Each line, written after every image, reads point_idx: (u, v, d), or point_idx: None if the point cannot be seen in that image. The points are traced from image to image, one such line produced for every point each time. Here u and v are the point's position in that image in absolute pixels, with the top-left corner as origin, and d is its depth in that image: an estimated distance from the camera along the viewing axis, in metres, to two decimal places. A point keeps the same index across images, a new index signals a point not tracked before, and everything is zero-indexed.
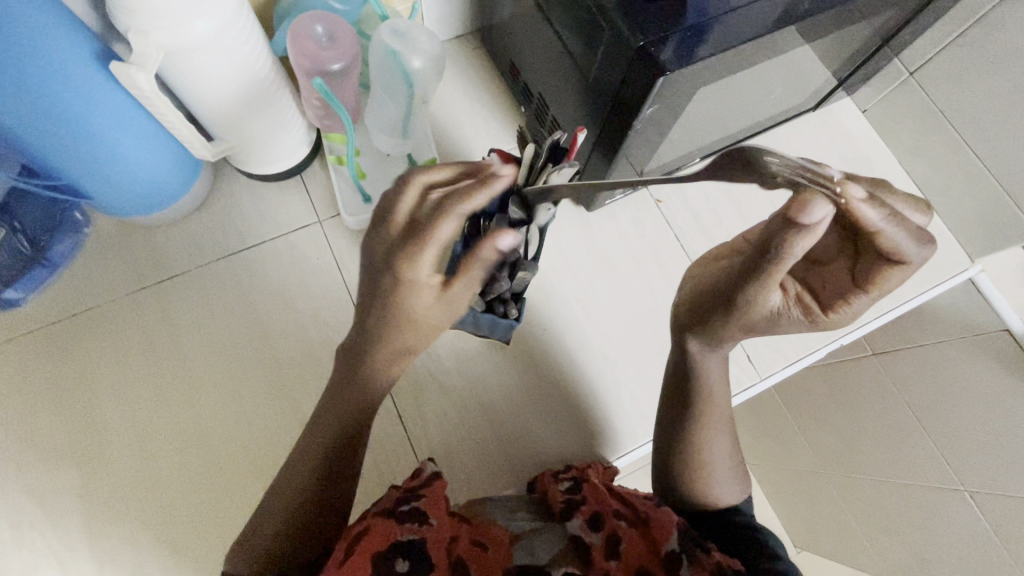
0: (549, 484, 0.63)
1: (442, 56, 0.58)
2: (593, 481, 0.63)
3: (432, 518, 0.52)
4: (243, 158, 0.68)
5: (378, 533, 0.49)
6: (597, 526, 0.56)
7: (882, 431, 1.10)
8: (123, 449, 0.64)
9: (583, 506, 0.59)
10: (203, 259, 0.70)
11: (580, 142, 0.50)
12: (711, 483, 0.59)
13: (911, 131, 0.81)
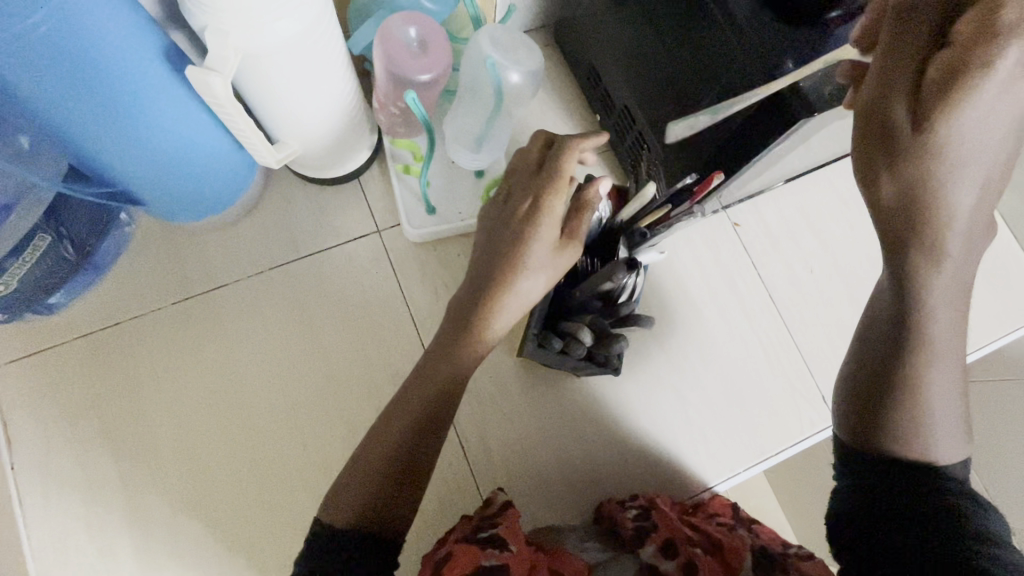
0: (615, 511, 0.60)
1: (540, 70, 0.52)
2: (661, 508, 0.60)
3: (511, 544, 0.49)
4: (304, 161, 0.63)
5: (463, 559, 0.47)
6: (670, 552, 0.54)
7: None
8: (170, 469, 0.60)
9: (655, 532, 0.56)
10: (256, 266, 0.65)
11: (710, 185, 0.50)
12: (929, 434, 0.44)
13: None
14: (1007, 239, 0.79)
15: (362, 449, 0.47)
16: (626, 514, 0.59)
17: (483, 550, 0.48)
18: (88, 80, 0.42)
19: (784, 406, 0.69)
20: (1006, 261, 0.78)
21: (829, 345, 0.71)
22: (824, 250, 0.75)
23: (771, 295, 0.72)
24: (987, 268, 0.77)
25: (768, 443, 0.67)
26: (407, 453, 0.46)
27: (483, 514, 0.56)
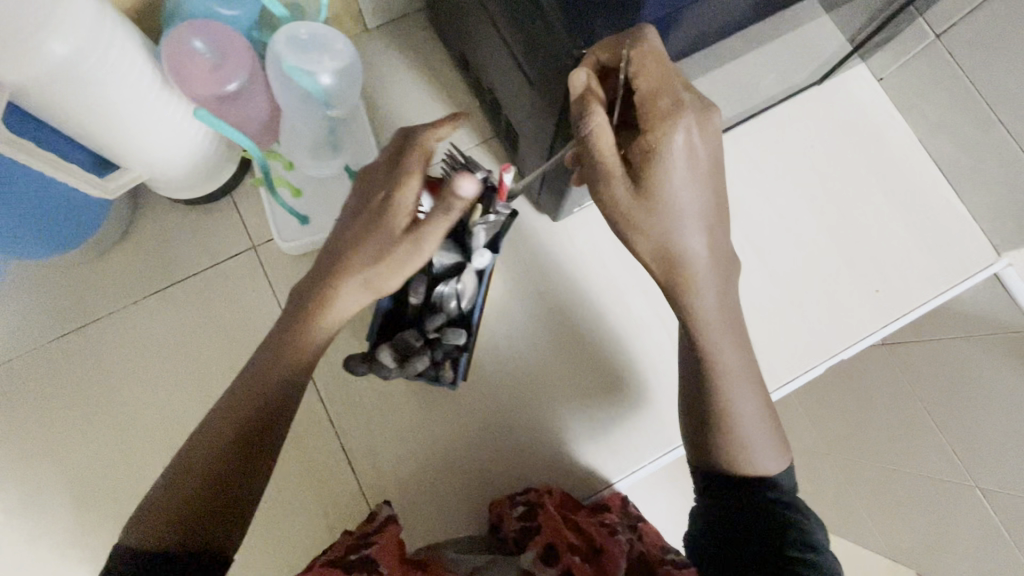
0: (503, 511, 0.59)
1: (355, 62, 0.48)
2: (548, 503, 0.59)
3: (382, 564, 0.48)
4: (161, 185, 0.61)
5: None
6: (551, 560, 0.53)
7: (892, 420, 1.03)
8: (49, 512, 0.58)
9: (540, 535, 0.56)
10: (129, 295, 0.64)
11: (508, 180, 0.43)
12: (749, 453, 0.49)
13: (933, 104, 0.70)
14: (938, 189, 0.73)
15: (181, 454, 0.43)
16: (512, 514, 0.59)
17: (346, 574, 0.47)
18: None
19: None
20: (936, 213, 0.72)
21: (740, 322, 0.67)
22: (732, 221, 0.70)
23: None
24: (914, 222, 0.72)
25: (673, 431, 0.65)
26: (230, 456, 0.42)
27: (364, 532, 0.55)
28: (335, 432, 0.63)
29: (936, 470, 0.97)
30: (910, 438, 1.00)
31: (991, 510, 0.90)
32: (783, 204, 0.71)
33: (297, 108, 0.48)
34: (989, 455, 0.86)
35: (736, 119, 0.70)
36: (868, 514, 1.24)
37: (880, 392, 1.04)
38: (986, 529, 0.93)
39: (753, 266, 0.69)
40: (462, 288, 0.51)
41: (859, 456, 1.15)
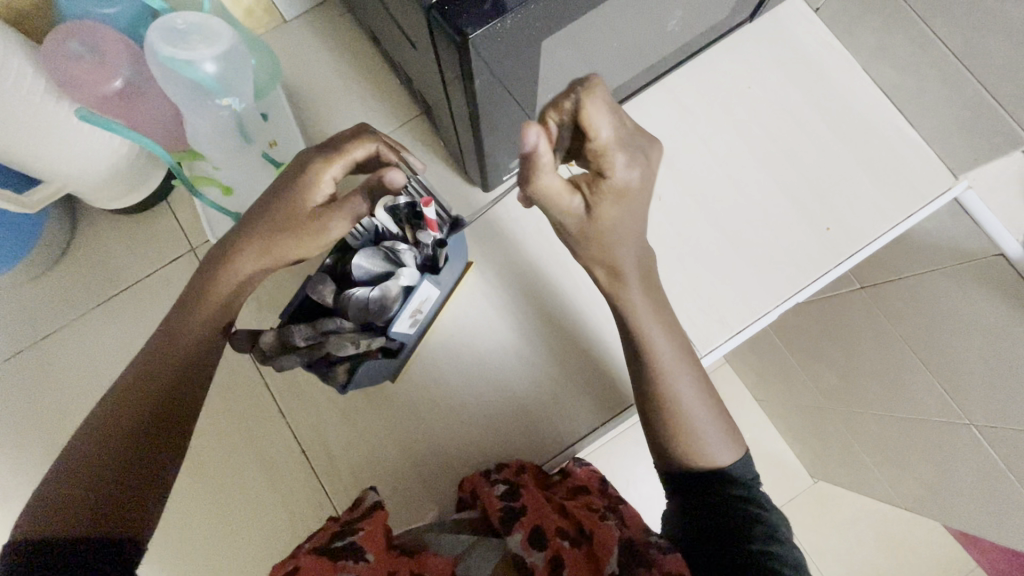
0: (480, 488, 0.57)
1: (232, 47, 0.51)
2: (529, 485, 0.57)
3: (368, 554, 0.48)
4: (96, 199, 0.62)
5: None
6: (539, 542, 0.52)
7: (882, 367, 1.00)
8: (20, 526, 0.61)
9: (525, 516, 0.54)
10: (76, 310, 0.65)
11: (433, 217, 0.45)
12: (700, 441, 0.53)
13: (870, 29, 0.66)
14: (888, 118, 0.70)
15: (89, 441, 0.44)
16: (494, 494, 0.56)
17: (336, 565, 0.46)
18: None
19: None
20: (888, 143, 0.69)
21: (688, 277, 0.65)
22: (670, 174, 0.68)
23: None
24: (864, 154, 0.69)
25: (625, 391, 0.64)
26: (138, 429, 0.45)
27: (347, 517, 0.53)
28: (286, 425, 0.63)
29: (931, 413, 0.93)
30: (901, 381, 0.97)
31: (990, 449, 0.86)
32: (721, 151, 0.68)
33: (193, 100, 0.53)
34: (979, 392, 0.83)
35: (664, 69, 0.68)
36: (875, 466, 1.20)
37: (866, 338, 1.00)
38: (987, 468, 0.89)
39: (696, 217, 0.67)
40: (385, 295, 0.46)
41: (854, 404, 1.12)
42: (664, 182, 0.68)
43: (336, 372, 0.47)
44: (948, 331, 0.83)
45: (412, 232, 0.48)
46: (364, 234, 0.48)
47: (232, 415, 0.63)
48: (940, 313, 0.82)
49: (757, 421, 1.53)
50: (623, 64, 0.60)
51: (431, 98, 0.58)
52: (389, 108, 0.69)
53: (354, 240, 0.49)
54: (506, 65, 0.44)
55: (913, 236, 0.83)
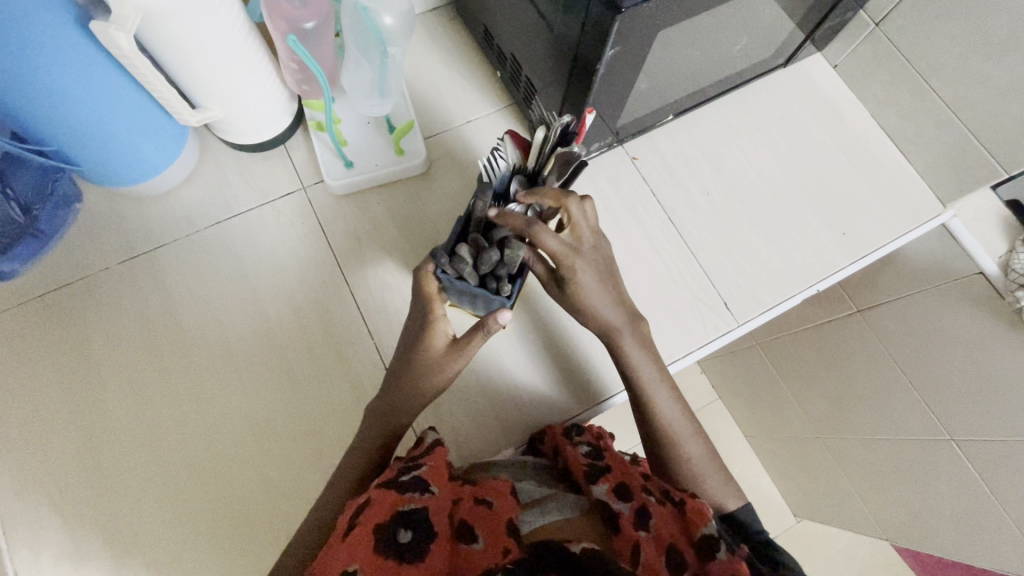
0: (565, 446, 0.65)
1: (409, 13, 0.66)
2: (613, 451, 0.64)
3: (433, 486, 0.53)
4: (225, 127, 0.71)
5: (383, 505, 0.49)
6: (623, 495, 0.56)
7: (870, 388, 1.10)
8: (122, 407, 0.67)
9: (610, 473, 0.59)
10: (193, 228, 0.73)
11: (588, 125, 0.53)
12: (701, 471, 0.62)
13: (879, 82, 0.83)
14: (891, 154, 0.85)
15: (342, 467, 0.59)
16: (579, 453, 0.63)
17: (404, 494, 0.51)
18: (29, 60, 0.51)
19: (688, 315, 0.75)
20: (891, 173, 0.84)
21: (728, 259, 0.78)
22: (718, 176, 0.81)
23: (670, 219, 0.79)
24: (873, 180, 0.84)
25: (671, 348, 0.73)
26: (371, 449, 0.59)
27: (412, 453, 0.59)
28: (372, 346, 0.71)
29: (913, 431, 1.03)
30: (884, 401, 1.08)
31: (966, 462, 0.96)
32: (760, 165, 0.83)
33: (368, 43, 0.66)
34: (956, 404, 0.94)
35: (718, 92, 0.82)
36: (856, 494, 1.27)
37: (855, 361, 1.12)
38: (961, 482, 0.98)
39: (737, 212, 0.80)
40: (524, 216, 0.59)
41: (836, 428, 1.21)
42: (713, 183, 0.81)
43: (467, 266, 0.54)
44: (932, 348, 0.95)
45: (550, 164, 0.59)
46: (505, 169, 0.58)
47: (324, 333, 0.71)
48: (926, 330, 0.95)
49: (742, 454, 1.60)
50: (694, 79, 0.74)
51: (541, 83, 0.71)
52: (488, 97, 0.82)
53: (493, 174, 0.57)
54: (634, 49, 0.57)
55: (902, 264, 0.98)
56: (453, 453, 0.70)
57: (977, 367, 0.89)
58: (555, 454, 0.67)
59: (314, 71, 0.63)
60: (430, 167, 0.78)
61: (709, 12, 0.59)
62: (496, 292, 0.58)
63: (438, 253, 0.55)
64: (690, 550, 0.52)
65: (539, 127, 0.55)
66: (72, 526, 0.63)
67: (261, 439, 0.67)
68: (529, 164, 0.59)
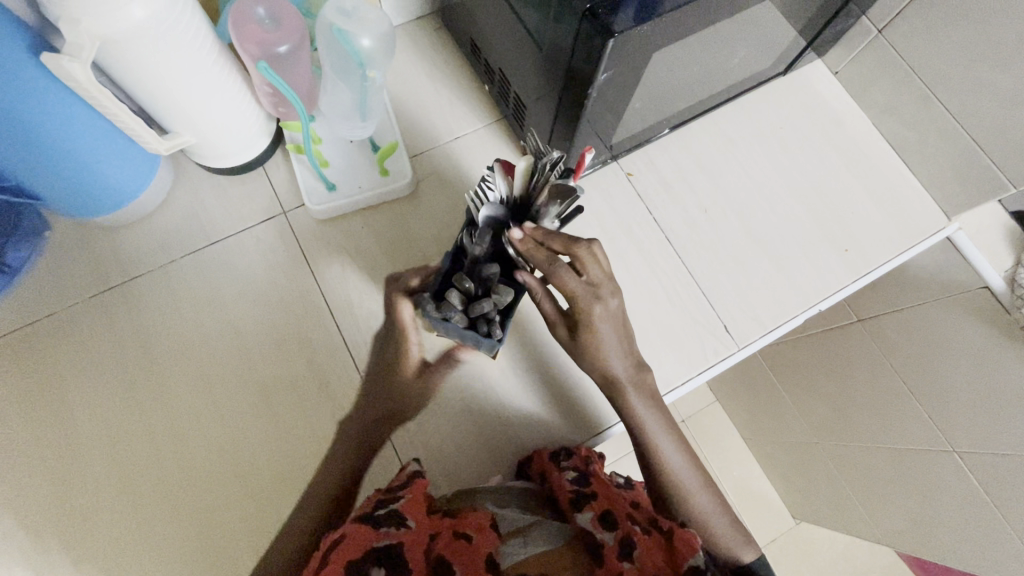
0: (552, 471, 0.62)
1: (389, 33, 0.62)
2: (599, 476, 0.62)
3: (410, 520, 0.49)
4: (199, 151, 0.67)
5: (354, 542, 0.45)
6: (609, 525, 0.53)
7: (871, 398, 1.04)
8: (94, 449, 0.63)
9: (595, 501, 0.57)
10: (168, 258, 0.70)
11: (586, 163, 0.53)
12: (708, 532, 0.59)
13: (881, 91, 0.80)
14: (893, 164, 0.83)
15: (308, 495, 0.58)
16: (564, 477, 0.60)
17: (378, 529, 0.47)
18: None
19: (687, 338, 0.72)
20: (894, 184, 0.82)
21: (727, 279, 0.75)
22: (716, 191, 0.79)
23: (667, 238, 0.76)
24: (875, 192, 0.81)
25: (670, 374, 0.71)
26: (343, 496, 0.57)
27: (392, 486, 0.56)
28: (359, 378, 0.69)
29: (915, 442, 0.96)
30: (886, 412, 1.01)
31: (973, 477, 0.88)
32: (759, 178, 0.80)
33: (346, 66, 0.63)
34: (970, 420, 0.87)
35: (715, 103, 0.79)
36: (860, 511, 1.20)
37: (857, 371, 1.05)
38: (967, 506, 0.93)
39: (736, 230, 0.77)
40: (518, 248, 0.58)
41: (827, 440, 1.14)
42: (710, 199, 0.78)
43: (454, 311, 0.56)
44: (941, 358, 0.88)
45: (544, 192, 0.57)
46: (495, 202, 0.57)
47: (308, 366, 0.68)
48: (936, 341, 0.88)
49: None
50: (692, 92, 0.71)
51: (531, 101, 0.68)
52: (476, 112, 0.78)
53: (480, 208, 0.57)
54: (628, 71, 0.54)
55: (905, 274, 0.95)
56: (445, 488, 0.67)
57: (988, 381, 0.82)
58: (542, 479, 0.64)
59: (290, 98, 0.60)
60: (416, 187, 0.74)
61: (706, 29, 0.56)
62: (488, 335, 0.57)
63: (426, 300, 0.57)
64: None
65: (524, 156, 0.54)
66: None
67: (242, 480, 0.64)
68: (518, 193, 0.57)
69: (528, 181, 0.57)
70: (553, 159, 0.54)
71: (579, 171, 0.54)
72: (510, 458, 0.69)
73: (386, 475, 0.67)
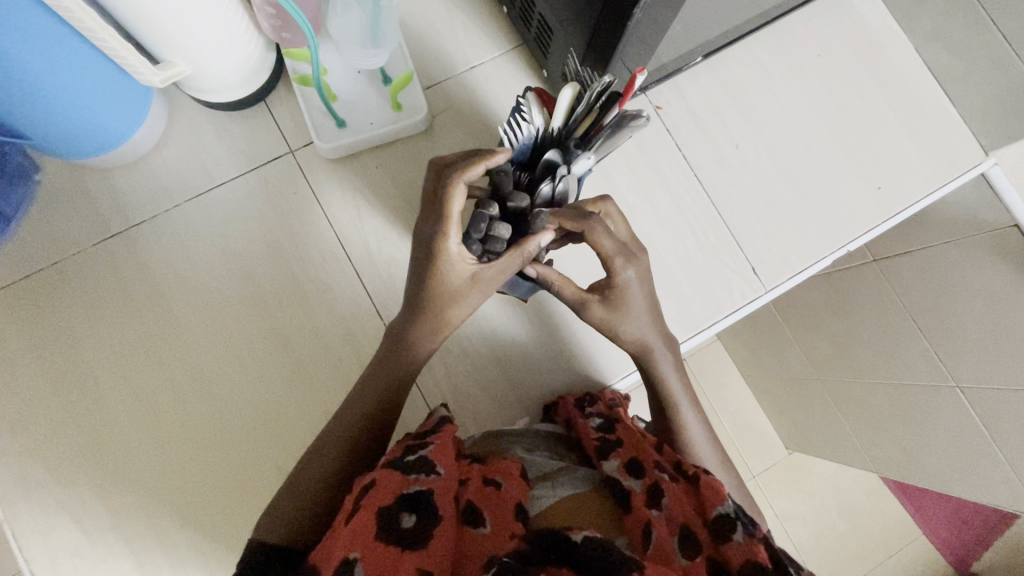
0: (577, 418, 0.63)
1: None
2: (623, 422, 0.62)
3: (438, 467, 0.49)
4: (194, 83, 0.61)
5: (385, 488, 0.46)
6: (637, 473, 0.53)
7: (874, 334, 0.99)
8: (115, 400, 0.62)
9: (620, 448, 0.56)
10: (171, 201, 0.66)
11: (637, 85, 0.48)
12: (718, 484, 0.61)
13: (931, 13, 0.75)
14: (933, 94, 0.78)
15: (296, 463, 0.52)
16: (589, 425, 0.60)
17: (408, 476, 0.47)
18: None
19: (714, 280, 0.71)
20: (933, 117, 0.78)
21: (757, 218, 0.72)
22: (750, 125, 0.74)
23: (696, 176, 0.73)
24: (913, 125, 0.77)
25: (697, 317, 0.70)
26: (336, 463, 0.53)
27: (421, 431, 0.56)
28: (381, 325, 0.65)
29: (915, 376, 0.93)
30: (887, 351, 0.97)
31: (973, 415, 0.86)
32: (792, 109, 0.75)
33: None
34: (970, 360, 0.83)
35: (752, 26, 0.73)
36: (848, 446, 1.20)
37: (863, 307, 1.00)
38: (961, 447, 0.90)
39: (769, 165, 0.74)
40: (559, 193, 0.52)
41: (827, 381, 1.14)
42: (743, 133, 0.74)
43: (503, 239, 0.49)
44: (951, 295, 0.84)
45: (586, 123, 0.53)
46: (529, 137, 0.51)
47: (323, 314, 0.65)
48: (950, 278, 0.83)
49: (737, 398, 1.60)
50: (732, 15, 0.65)
51: (559, 22, 0.61)
52: (494, 37, 0.72)
53: (516, 140, 0.51)
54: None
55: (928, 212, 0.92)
56: (472, 431, 0.68)
57: (999, 321, 0.78)
58: (568, 425, 0.65)
59: (296, 18, 0.54)
60: (432, 123, 0.69)
61: None
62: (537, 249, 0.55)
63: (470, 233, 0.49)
64: (706, 532, 0.47)
65: (568, 84, 0.51)
66: (77, 520, 0.60)
67: (266, 426, 0.63)
68: (554, 128, 0.53)
69: (567, 116, 0.53)
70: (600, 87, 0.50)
71: (628, 97, 0.49)
72: (535, 402, 0.70)
73: (414, 421, 0.67)
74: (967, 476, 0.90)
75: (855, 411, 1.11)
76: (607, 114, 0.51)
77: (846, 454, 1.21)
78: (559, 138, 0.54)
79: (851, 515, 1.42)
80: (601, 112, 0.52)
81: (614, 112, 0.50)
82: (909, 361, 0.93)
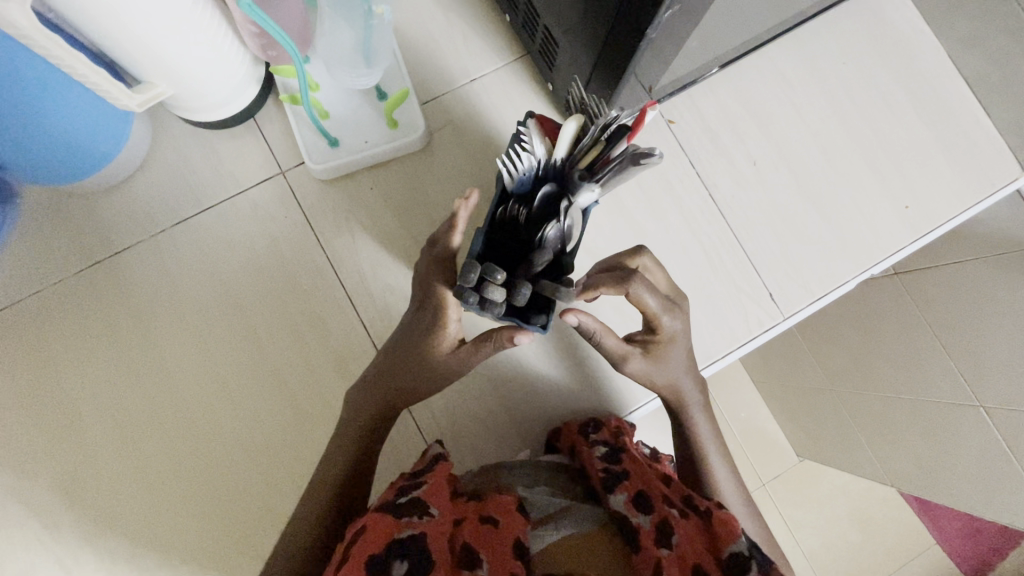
0: (580, 446, 0.59)
1: None
2: (629, 450, 0.58)
3: (432, 509, 0.45)
4: (177, 103, 0.58)
5: (376, 535, 0.42)
6: (644, 508, 0.50)
7: (893, 351, 0.95)
8: (100, 435, 0.60)
9: (627, 481, 0.53)
10: (155, 226, 0.63)
11: (647, 119, 0.44)
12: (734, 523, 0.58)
13: (967, 17, 0.69)
14: (967, 104, 0.73)
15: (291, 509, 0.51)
16: (594, 455, 0.57)
17: (400, 520, 0.44)
18: None
19: (728, 307, 0.67)
20: (965, 130, 0.73)
21: (775, 240, 0.68)
22: (768, 140, 0.70)
23: (710, 195, 0.68)
24: (944, 139, 0.72)
25: (710, 347, 0.66)
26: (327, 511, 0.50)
27: (415, 470, 0.53)
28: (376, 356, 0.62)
29: (936, 395, 0.88)
30: (907, 370, 0.93)
31: (999, 438, 0.81)
32: (814, 123, 0.71)
33: None
34: (997, 383, 0.79)
35: (771, 35, 0.68)
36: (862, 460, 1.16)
37: (882, 323, 0.96)
38: (982, 470, 0.86)
39: (788, 183, 0.69)
40: (567, 231, 0.48)
41: (842, 396, 1.10)
42: (761, 149, 0.70)
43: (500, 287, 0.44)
44: (979, 315, 0.79)
45: (591, 155, 0.49)
46: (529, 168, 0.47)
47: (315, 345, 0.62)
48: (980, 297, 0.79)
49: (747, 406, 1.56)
50: (751, 26, 0.61)
51: (565, 36, 0.57)
52: (495, 47, 0.67)
53: (515, 172, 0.47)
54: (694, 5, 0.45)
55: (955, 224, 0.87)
56: (472, 466, 0.65)
57: None
58: (571, 454, 0.61)
59: (280, 40, 0.50)
60: (429, 141, 0.65)
61: None
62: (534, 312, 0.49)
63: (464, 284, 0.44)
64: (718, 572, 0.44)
65: (572, 116, 0.48)
66: (61, 557, 0.58)
67: (256, 462, 0.60)
68: (556, 158, 0.49)
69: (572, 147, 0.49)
70: (607, 119, 0.47)
71: (637, 130, 0.45)
72: (538, 434, 0.67)
73: (411, 456, 0.64)
74: (989, 501, 0.86)
75: (871, 427, 1.06)
76: (614, 147, 0.47)
77: (860, 469, 1.17)
78: (561, 170, 0.49)
79: (863, 527, 1.38)
80: (605, 145, 0.47)
81: (622, 146, 0.47)
82: (931, 381, 0.89)
